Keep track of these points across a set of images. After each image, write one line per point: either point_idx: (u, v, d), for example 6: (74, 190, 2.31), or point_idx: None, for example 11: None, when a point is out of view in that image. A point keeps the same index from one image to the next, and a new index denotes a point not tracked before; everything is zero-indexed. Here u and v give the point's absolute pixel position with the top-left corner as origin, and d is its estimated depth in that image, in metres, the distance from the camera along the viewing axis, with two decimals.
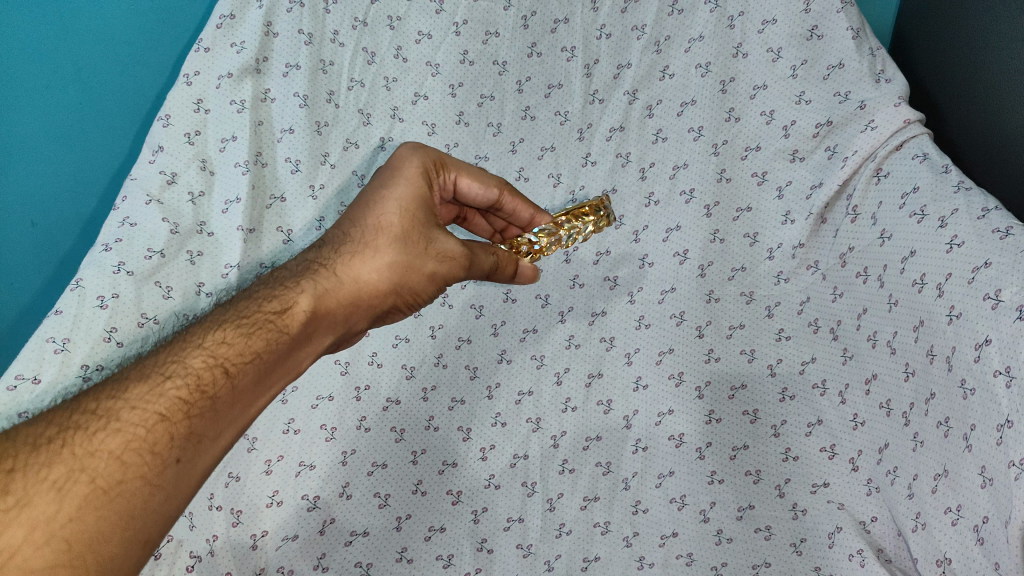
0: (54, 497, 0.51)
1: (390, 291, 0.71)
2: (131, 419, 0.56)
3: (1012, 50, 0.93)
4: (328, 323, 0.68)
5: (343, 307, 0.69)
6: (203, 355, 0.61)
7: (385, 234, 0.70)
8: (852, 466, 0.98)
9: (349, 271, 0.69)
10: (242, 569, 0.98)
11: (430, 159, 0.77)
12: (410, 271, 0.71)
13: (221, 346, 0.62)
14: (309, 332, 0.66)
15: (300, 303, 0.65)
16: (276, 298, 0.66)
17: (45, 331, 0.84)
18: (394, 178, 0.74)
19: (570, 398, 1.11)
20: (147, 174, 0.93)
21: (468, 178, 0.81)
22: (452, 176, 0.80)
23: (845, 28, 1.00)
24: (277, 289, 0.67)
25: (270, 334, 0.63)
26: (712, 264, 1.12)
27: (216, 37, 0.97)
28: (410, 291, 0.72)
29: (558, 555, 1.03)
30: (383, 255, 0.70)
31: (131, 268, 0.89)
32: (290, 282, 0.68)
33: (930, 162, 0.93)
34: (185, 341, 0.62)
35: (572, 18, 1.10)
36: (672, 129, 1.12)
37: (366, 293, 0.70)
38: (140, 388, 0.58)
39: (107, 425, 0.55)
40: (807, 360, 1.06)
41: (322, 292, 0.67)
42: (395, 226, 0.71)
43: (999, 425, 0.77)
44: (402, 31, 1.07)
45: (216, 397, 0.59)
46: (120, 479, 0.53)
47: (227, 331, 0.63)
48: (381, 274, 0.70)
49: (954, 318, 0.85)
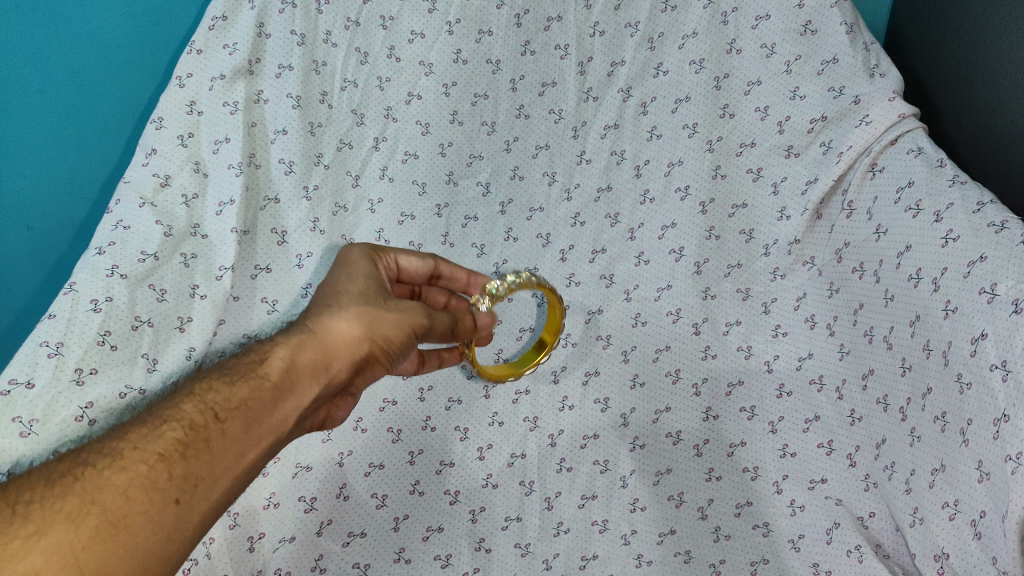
0: (67, 528, 0.50)
1: (362, 341, 0.68)
2: (133, 457, 0.55)
3: (1008, 42, 0.93)
4: (312, 371, 0.66)
5: (320, 360, 0.66)
6: (191, 403, 0.60)
7: (346, 295, 0.70)
8: (849, 462, 0.99)
9: (320, 323, 0.67)
10: (239, 570, 0.95)
11: (368, 244, 0.79)
12: (376, 320, 0.69)
13: (211, 393, 0.61)
14: (293, 381, 0.64)
15: (279, 352, 0.65)
16: (258, 353, 0.65)
17: (39, 335, 0.82)
18: (336, 263, 0.76)
19: (566, 397, 1.12)
20: (141, 177, 0.92)
21: (407, 254, 0.82)
22: (392, 257, 0.80)
23: (838, 23, 1.00)
24: (262, 342, 0.67)
25: (256, 381, 0.62)
26: (707, 262, 1.12)
27: (208, 39, 0.96)
28: (383, 341, 0.70)
29: (556, 555, 1.02)
30: (349, 308, 0.69)
31: (124, 271, 0.87)
32: (274, 335, 0.67)
33: (925, 157, 0.92)
34: (173, 397, 0.61)
35: (565, 16, 1.09)
36: (667, 126, 1.12)
37: (344, 343, 0.67)
38: (138, 429, 0.58)
39: (111, 462, 0.55)
40: (803, 356, 1.06)
41: (302, 342, 0.66)
42: (353, 288, 0.72)
43: (996, 419, 0.77)
44: (394, 31, 1.06)
45: (210, 440, 0.58)
46: (126, 513, 0.52)
47: (216, 380, 0.63)
48: (349, 324, 0.68)
49: (951, 312, 0.84)
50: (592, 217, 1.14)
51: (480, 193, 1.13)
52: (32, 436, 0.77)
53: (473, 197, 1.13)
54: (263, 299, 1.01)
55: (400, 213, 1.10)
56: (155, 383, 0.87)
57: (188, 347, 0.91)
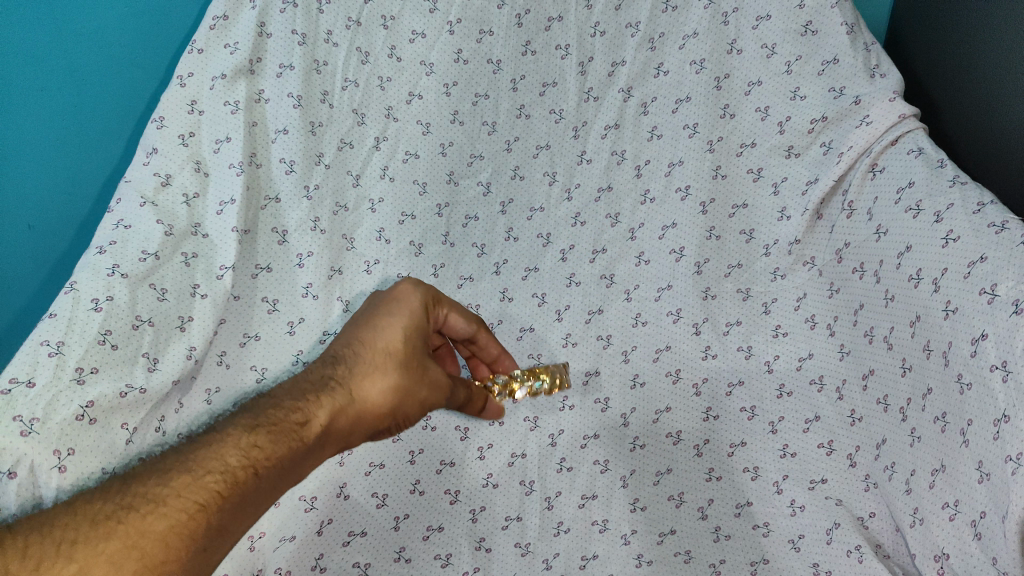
0: (108, 569, 0.56)
1: (389, 411, 0.73)
2: (177, 505, 0.60)
3: (1009, 43, 0.93)
4: (338, 434, 0.70)
5: (352, 423, 0.70)
6: (238, 452, 0.64)
7: (391, 362, 0.73)
8: (849, 462, 0.99)
9: (360, 388, 0.71)
10: (240, 570, 0.95)
11: (427, 292, 0.80)
12: (405, 396, 0.73)
13: (254, 445, 0.64)
14: (323, 441, 0.69)
15: (320, 413, 0.68)
16: (299, 404, 0.68)
17: (39, 334, 0.81)
18: (391, 306, 0.77)
19: (567, 396, 1.11)
20: (142, 176, 0.92)
21: (456, 314, 0.84)
22: (442, 312, 0.83)
23: (839, 23, 1.00)
24: (306, 392, 0.69)
25: (294, 441, 0.66)
26: (707, 262, 1.12)
27: (209, 39, 0.96)
28: (401, 416, 0.74)
29: (557, 554, 1.03)
30: (390, 379, 0.72)
31: (125, 270, 0.86)
32: (317, 388, 0.70)
33: (926, 157, 0.92)
34: (219, 436, 0.65)
35: (566, 16, 1.09)
36: (667, 126, 1.12)
37: (371, 413, 0.71)
38: (184, 474, 0.62)
39: (156, 509, 0.60)
40: (804, 356, 1.06)
41: (341, 407, 0.69)
42: (399, 355, 0.74)
43: (996, 420, 0.77)
44: (396, 30, 1.06)
45: (245, 494, 0.63)
46: (164, 558, 0.58)
47: (259, 429, 0.66)
48: (385, 394, 0.72)
49: (951, 313, 0.84)
50: (592, 217, 1.15)
51: (480, 193, 1.13)
52: (33, 435, 0.77)
53: (474, 197, 1.13)
54: (263, 299, 1.01)
55: (401, 213, 1.10)
56: (155, 382, 0.88)
57: (189, 347, 0.91)
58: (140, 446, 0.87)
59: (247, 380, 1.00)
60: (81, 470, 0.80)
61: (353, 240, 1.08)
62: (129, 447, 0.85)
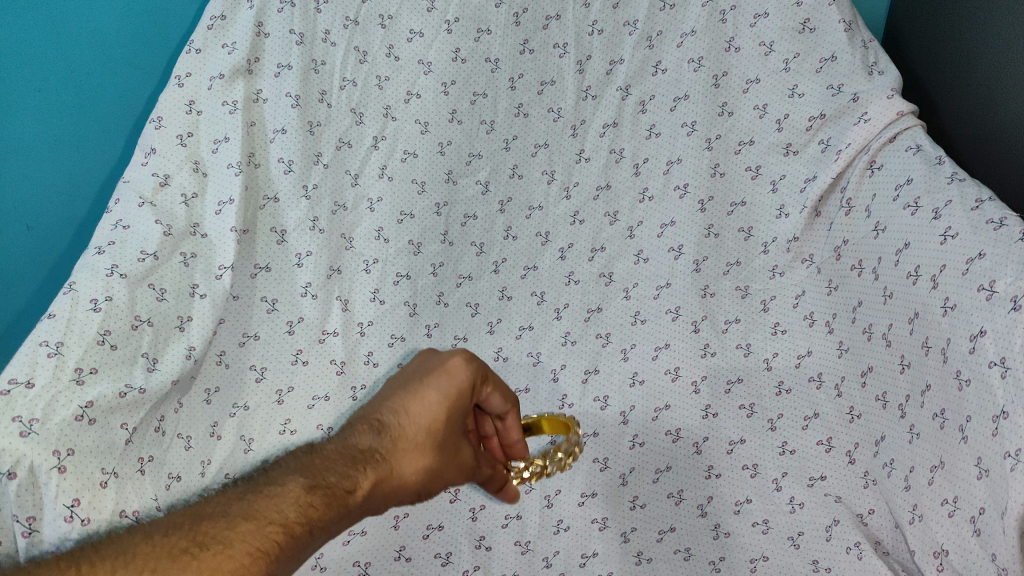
0: None
1: (419, 489, 0.69)
2: (240, 551, 0.54)
3: (1009, 39, 0.92)
4: (375, 505, 0.66)
5: (384, 498, 0.66)
6: (295, 508, 0.58)
7: (432, 439, 0.69)
8: (848, 459, 1.00)
9: (401, 462, 0.67)
10: None
11: (477, 367, 0.73)
12: (436, 476, 0.70)
13: (310, 506, 0.58)
14: (360, 512, 0.64)
15: (367, 482, 0.63)
16: (351, 468, 0.63)
17: (39, 335, 0.80)
18: (440, 376, 0.71)
19: (566, 395, 1.12)
20: (141, 176, 0.92)
21: (496, 394, 0.76)
22: (486, 390, 0.75)
23: (836, 21, 1.01)
24: (354, 456, 0.64)
25: (343, 509, 0.61)
26: (706, 260, 1.12)
27: (207, 39, 0.96)
28: (425, 494, 0.71)
29: (556, 552, 1.04)
30: (430, 457, 0.69)
31: (124, 270, 0.86)
32: (366, 453, 0.65)
33: (924, 153, 0.93)
34: (278, 487, 0.59)
35: (564, 15, 1.09)
36: (665, 124, 1.12)
37: (406, 488, 0.68)
38: (245, 523, 0.55)
39: (221, 552, 0.53)
40: (803, 353, 1.06)
41: (386, 478, 0.65)
42: (441, 432, 0.70)
43: (995, 416, 0.77)
44: (394, 29, 1.06)
45: (295, 555, 0.57)
46: None
47: (315, 489, 0.60)
48: (419, 475, 0.68)
49: (949, 309, 0.85)
50: (591, 215, 1.15)
51: (479, 192, 1.13)
52: (33, 435, 0.76)
53: (472, 196, 1.13)
54: (262, 298, 1.01)
55: (400, 212, 1.10)
56: (155, 383, 0.87)
57: (188, 347, 0.91)
58: (140, 445, 0.87)
59: (247, 380, 1.00)
60: (81, 470, 0.79)
61: (352, 239, 1.08)
62: (129, 447, 0.84)
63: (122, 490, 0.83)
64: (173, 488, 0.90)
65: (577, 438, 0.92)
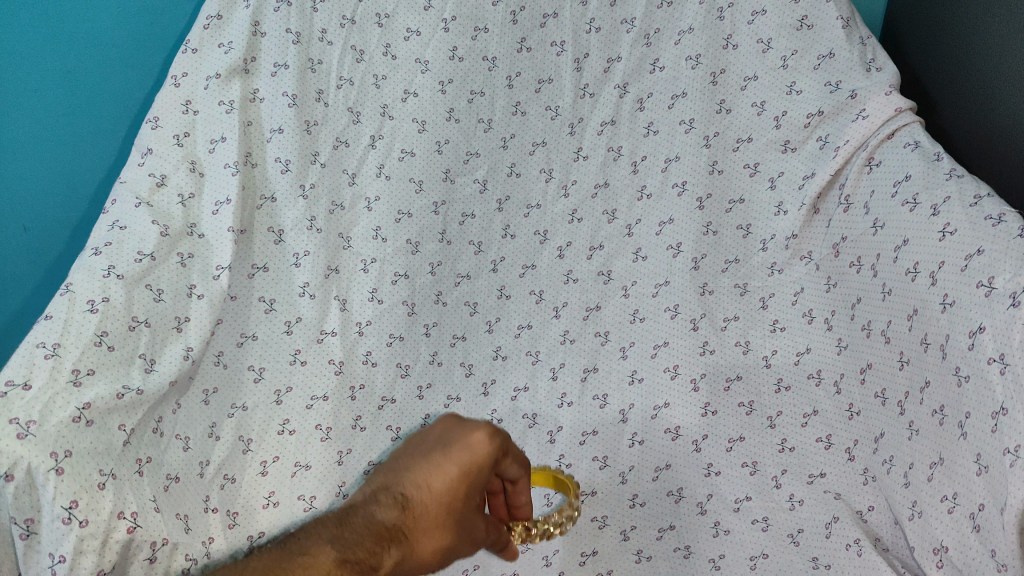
0: None
1: (435, 563, 0.70)
2: None
3: (1008, 36, 0.92)
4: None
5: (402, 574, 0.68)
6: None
7: (450, 517, 0.69)
8: (847, 456, 1.00)
9: (419, 542, 0.67)
10: None
11: (500, 442, 0.71)
12: (453, 549, 0.71)
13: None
14: None
15: (388, 563, 0.64)
16: (372, 548, 0.63)
17: (35, 337, 0.80)
18: (461, 452, 0.69)
19: (565, 393, 1.12)
20: (137, 177, 0.91)
21: (514, 463, 0.74)
22: (505, 461, 0.73)
23: (835, 17, 1.01)
24: (377, 535, 0.64)
25: None
26: (705, 257, 1.11)
27: (203, 38, 0.96)
28: (440, 563, 0.72)
29: (556, 551, 1.04)
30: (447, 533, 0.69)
31: (121, 271, 0.86)
32: (387, 532, 0.65)
33: (922, 150, 0.93)
34: (311, 559, 0.60)
35: (561, 12, 1.09)
36: (663, 122, 1.11)
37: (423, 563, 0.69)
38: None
39: None
40: (802, 350, 1.06)
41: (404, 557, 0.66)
42: (459, 509, 0.69)
43: (994, 412, 0.77)
44: (390, 28, 1.06)
45: None
46: None
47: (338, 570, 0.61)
48: (438, 551, 0.69)
49: (948, 306, 0.85)
50: (589, 213, 1.14)
51: (477, 190, 1.13)
52: (30, 437, 0.74)
53: (470, 194, 1.13)
54: (259, 298, 1.01)
55: (397, 211, 1.09)
56: (152, 384, 0.86)
57: (186, 347, 0.91)
58: (138, 446, 0.85)
59: (245, 381, 0.99)
60: (79, 470, 0.76)
61: (349, 239, 1.07)
62: (127, 448, 0.83)
63: (120, 492, 0.79)
64: (171, 490, 0.88)
65: (576, 503, 0.95)
